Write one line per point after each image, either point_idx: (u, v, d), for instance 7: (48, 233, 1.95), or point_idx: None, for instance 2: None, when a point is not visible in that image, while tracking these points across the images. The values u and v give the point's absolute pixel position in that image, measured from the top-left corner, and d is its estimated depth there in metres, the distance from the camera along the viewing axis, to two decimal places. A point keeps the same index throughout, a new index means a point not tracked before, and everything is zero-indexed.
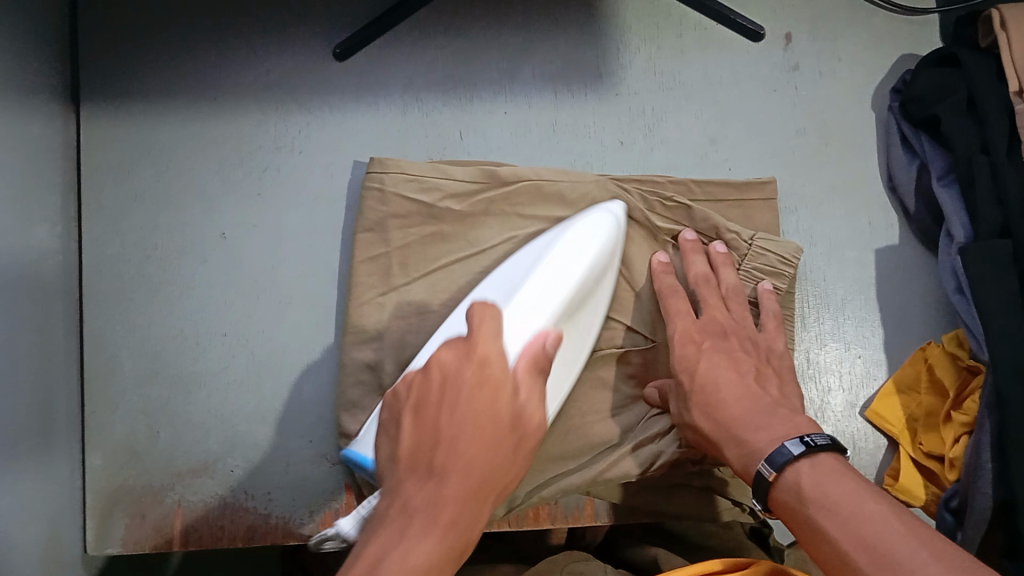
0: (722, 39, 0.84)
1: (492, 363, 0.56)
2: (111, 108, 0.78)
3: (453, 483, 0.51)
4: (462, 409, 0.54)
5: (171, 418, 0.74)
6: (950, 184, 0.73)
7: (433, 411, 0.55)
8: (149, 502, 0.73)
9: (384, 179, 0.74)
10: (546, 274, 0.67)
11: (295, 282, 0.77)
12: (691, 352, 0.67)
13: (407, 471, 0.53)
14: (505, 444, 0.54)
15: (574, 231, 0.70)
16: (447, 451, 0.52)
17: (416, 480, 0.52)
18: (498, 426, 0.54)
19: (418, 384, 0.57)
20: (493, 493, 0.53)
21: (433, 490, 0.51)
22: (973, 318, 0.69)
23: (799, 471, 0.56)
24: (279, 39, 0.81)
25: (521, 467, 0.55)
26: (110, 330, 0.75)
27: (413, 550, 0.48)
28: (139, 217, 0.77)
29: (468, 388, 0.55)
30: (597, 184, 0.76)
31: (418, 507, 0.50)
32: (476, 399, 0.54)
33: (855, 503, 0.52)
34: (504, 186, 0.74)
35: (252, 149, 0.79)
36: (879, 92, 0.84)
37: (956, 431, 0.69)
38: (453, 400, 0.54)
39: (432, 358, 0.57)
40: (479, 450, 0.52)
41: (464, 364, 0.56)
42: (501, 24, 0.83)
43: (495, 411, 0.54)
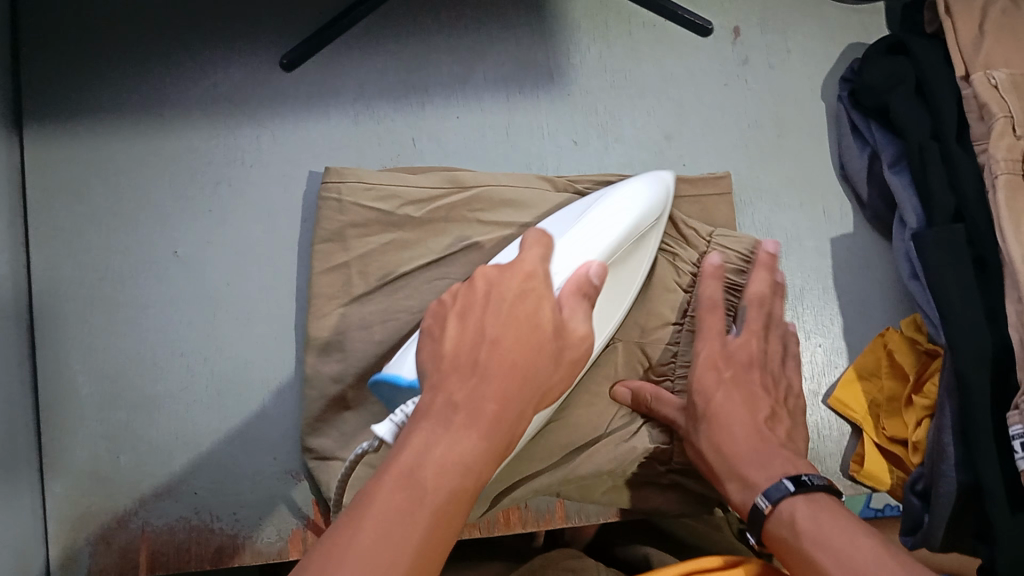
0: (671, 36, 0.84)
1: (537, 278, 0.54)
2: (58, 128, 0.77)
3: (496, 381, 0.47)
4: (510, 317, 0.51)
5: (133, 441, 0.73)
6: (901, 171, 0.73)
7: (478, 315, 0.51)
8: (114, 528, 0.71)
9: (341, 189, 0.73)
10: (599, 218, 0.65)
11: (254, 298, 0.76)
12: (709, 378, 0.66)
13: (448, 370, 0.48)
14: (549, 355, 0.51)
15: (622, 188, 0.69)
16: (492, 351, 0.49)
17: (458, 376, 0.48)
18: (542, 332, 0.51)
19: (461, 295, 0.53)
20: (532, 398, 0.49)
21: (477, 385, 0.47)
22: (929, 303, 0.69)
23: (792, 506, 0.56)
24: (227, 52, 0.80)
25: (562, 377, 0.52)
26: (67, 354, 0.74)
27: (456, 450, 0.44)
28: (90, 238, 0.76)
29: (514, 299, 0.52)
30: (550, 190, 0.76)
31: (460, 405, 0.46)
32: (520, 305, 0.51)
33: (841, 540, 0.52)
34: (462, 189, 0.75)
35: (203, 165, 0.78)
36: (828, 84, 0.84)
37: (918, 415, 0.70)
38: (501, 312, 0.51)
39: (476, 272, 0.54)
40: (525, 349, 0.49)
41: (508, 278, 0.53)
42: (450, 28, 0.82)
43: (538, 320, 0.51)
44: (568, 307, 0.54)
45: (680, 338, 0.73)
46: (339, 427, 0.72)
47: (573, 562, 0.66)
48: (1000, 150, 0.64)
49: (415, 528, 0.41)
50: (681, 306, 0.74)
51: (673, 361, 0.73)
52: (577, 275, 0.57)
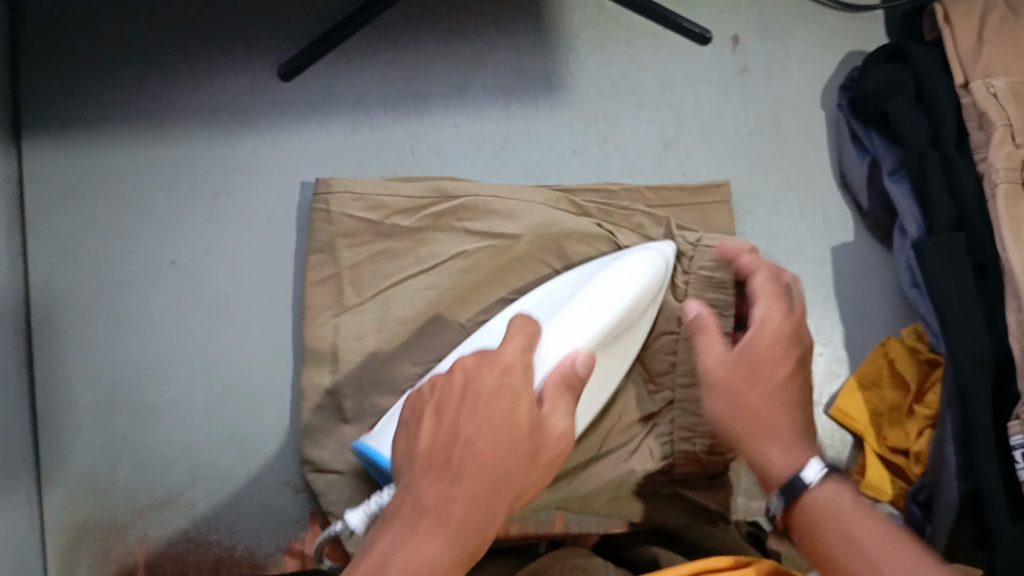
0: (671, 44, 0.84)
1: (517, 372, 0.52)
2: (56, 139, 0.77)
3: (468, 485, 0.46)
4: (490, 415, 0.49)
5: (131, 452, 0.73)
6: (901, 179, 0.73)
7: (453, 414, 0.49)
8: (111, 539, 0.71)
9: (329, 199, 0.73)
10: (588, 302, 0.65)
11: (252, 308, 0.76)
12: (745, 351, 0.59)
13: (419, 470, 0.47)
14: (527, 453, 0.49)
15: (618, 266, 0.68)
16: (465, 452, 0.47)
17: (429, 477, 0.47)
18: (520, 428, 0.49)
19: (439, 386, 0.52)
20: (505, 500, 0.47)
21: (447, 488, 0.46)
22: (930, 311, 0.68)
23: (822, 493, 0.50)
24: (225, 62, 0.80)
25: (543, 476, 0.50)
26: (64, 365, 0.74)
27: (420, 553, 0.43)
28: (88, 248, 0.76)
29: (494, 398, 0.50)
30: (545, 208, 0.75)
31: (428, 508, 0.45)
32: (496, 402, 0.49)
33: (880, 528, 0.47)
34: (453, 200, 0.74)
35: (201, 174, 0.78)
36: (827, 92, 0.84)
37: (919, 425, 0.70)
38: (479, 411, 0.49)
39: (455, 362, 0.52)
40: (502, 448, 0.48)
41: (487, 369, 0.51)
42: (449, 37, 0.82)
43: (517, 417, 0.49)
44: (547, 402, 0.52)
45: (676, 347, 0.71)
46: (337, 438, 0.71)
47: (580, 562, 0.63)
48: (1001, 158, 0.64)
49: None
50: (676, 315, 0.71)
51: (670, 371, 0.72)
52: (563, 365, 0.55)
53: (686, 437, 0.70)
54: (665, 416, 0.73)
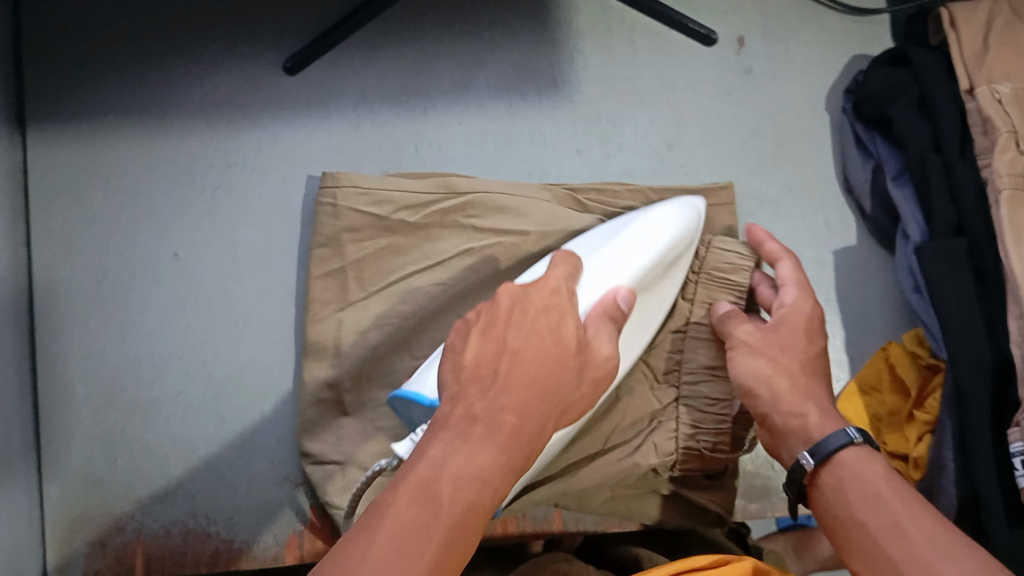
0: (675, 45, 0.84)
1: (561, 294, 0.52)
2: (59, 130, 0.77)
3: (517, 393, 0.46)
4: (536, 333, 0.49)
5: (130, 444, 0.73)
6: (904, 183, 0.73)
7: (500, 330, 0.49)
8: (110, 530, 0.71)
9: (336, 193, 0.73)
10: (626, 244, 0.66)
11: (252, 302, 0.76)
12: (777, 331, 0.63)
13: (468, 382, 0.47)
14: (573, 368, 0.49)
15: (652, 211, 0.69)
16: (513, 362, 0.47)
17: (478, 387, 0.46)
18: (565, 344, 0.49)
19: (484, 310, 0.51)
20: (551, 413, 0.48)
21: (496, 398, 0.46)
22: (931, 317, 0.69)
23: (855, 455, 0.52)
24: (229, 56, 0.80)
25: (586, 394, 0.50)
26: (64, 356, 0.74)
27: (474, 461, 0.43)
28: (89, 240, 0.76)
29: (539, 318, 0.49)
30: (551, 204, 0.75)
31: (480, 416, 0.45)
32: (541, 320, 0.49)
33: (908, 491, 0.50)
34: (458, 195, 0.74)
35: (203, 168, 0.78)
36: (831, 94, 0.84)
37: (920, 430, 0.70)
38: (524, 330, 0.49)
39: (500, 286, 0.52)
40: (547, 363, 0.47)
41: (531, 295, 0.51)
42: (453, 34, 0.82)
43: (561, 334, 0.49)
44: (593, 327, 0.53)
45: (684, 345, 0.71)
46: (336, 431, 0.71)
47: (564, 564, 0.64)
48: (1004, 164, 0.64)
49: (430, 542, 0.40)
50: (686, 313, 0.71)
51: (677, 368, 0.72)
52: (606, 298, 0.57)
53: (692, 434, 0.70)
54: (669, 413, 0.71)
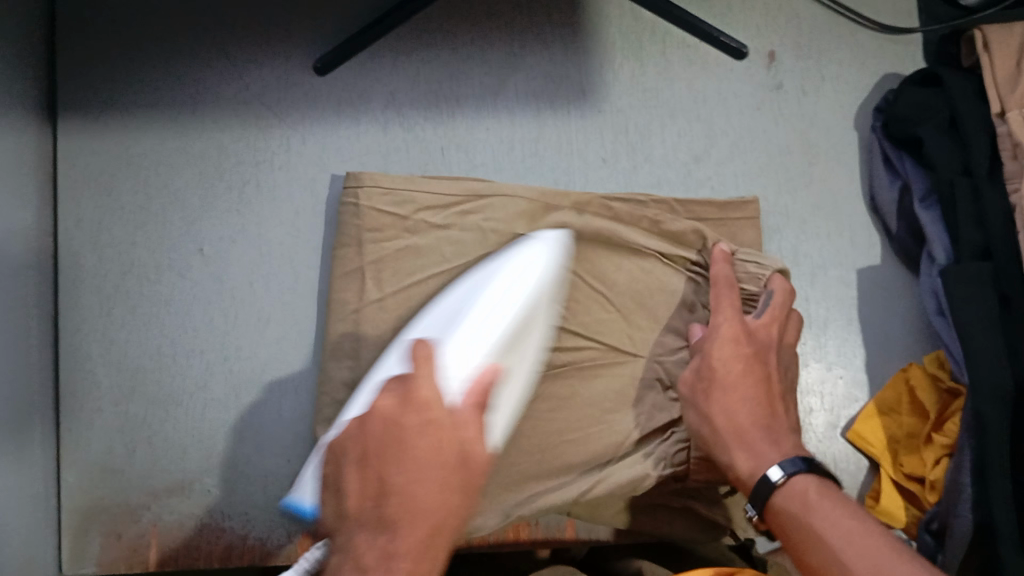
0: (706, 57, 0.83)
1: (434, 401, 0.49)
2: (90, 122, 0.78)
3: (407, 537, 0.46)
4: (419, 465, 0.47)
5: (149, 436, 0.74)
6: (931, 206, 0.73)
7: (375, 466, 0.48)
8: (124, 521, 0.72)
9: (359, 193, 0.74)
10: (479, 315, 0.62)
11: (274, 300, 0.77)
12: (727, 352, 0.65)
13: (358, 528, 0.47)
14: (456, 488, 0.48)
15: (512, 264, 0.67)
16: (398, 502, 0.46)
17: (368, 534, 0.47)
18: (449, 465, 0.48)
19: (359, 435, 0.50)
20: (445, 540, 0.47)
21: (385, 543, 0.46)
22: (954, 340, 0.68)
23: (790, 491, 0.58)
24: (258, 54, 0.80)
25: (474, 504, 0.49)
26: (87, 346, 0.75)
27: None
28: (116, 232, 0.76)
29: (419, 442, 0.48)
30: (569, 212, 0.74)
31: (371, 568, 0.45)
32: (420, 439, 0.48)
33: (835, 514, 0.56)
34: (480, 199, 0.74)
35: (230, 165, 0.78)
36: (863, 112, 0.83)
37: (937, 453, 0.70)
38: (406, 462, 0.47)
39: (371, 406, 0.50)
40: (435, 496, 0.47)
41: (404, 410, 0.49)
42: (483, 40, 0.82)
43: (443, 452, 0.48)
44: (466, 421, 0.50)
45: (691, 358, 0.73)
46: None
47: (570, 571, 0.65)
48: None
49: None
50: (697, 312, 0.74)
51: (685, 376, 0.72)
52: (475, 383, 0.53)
53: None
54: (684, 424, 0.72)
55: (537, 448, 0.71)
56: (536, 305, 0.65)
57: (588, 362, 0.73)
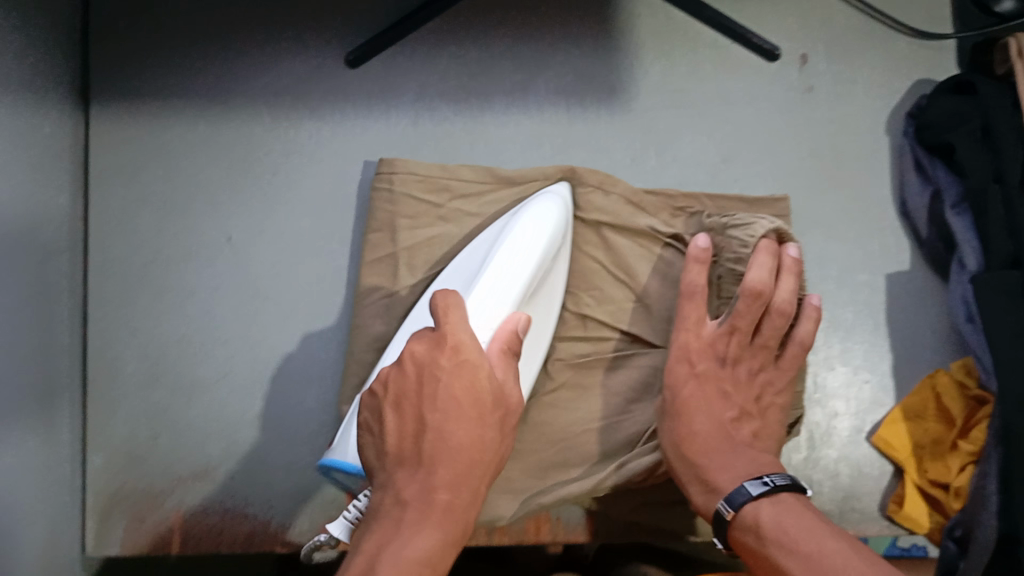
0: (738, 58, 0.83)
1: (467, 349, 0.54)
2: (123, 109, 0.78)
3: (445, 475, 0.52)
4: (454, 404, 0.53)
5: (174, 422, 0.74)
6: (962, 212, 0.72)
7: (413, 404, 0.54)
8: (148, 506, 0.72)
9: (393, 179, 0.75)
10: (506, 257, 0.63)
11: (301, 290, 0.77)
12: (679, 371, 0.68)
13: (395, 464, 0.53)
14: (493, 421, 0.54)
15: (526, 212, 0.67)
16: (435, 441, 0.52)
17: (408, 471, 0.52)
18: (483, 400, 0.54)
19: (393, 377, 0.55)
20: (479, 475, 0.54)
21: (424, 480, 0.52)
22: (983, 349, 0.69)
23: (750, 516, 0.59)
24: (291, 45, 0.80)
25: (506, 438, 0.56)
26: (115, 332, 0.75)
27: (414, 545, 0.50)
28: (146, 219, 0.77)
29: (455, 382, 0.53)
30: (596, 190, 0.75)
31: (410, 500, 0.51)
32: (458, 381, 0.53)
33: (798, 523, 0.57)
34: (513, 184, 0.75)
35: (261, 155, 0.79)
36: (894, 116, 0.83)
37: (963, 461, 0.70)
38: (443, 400, 0.53)
39: (405, 351, 0.55)
40: (469, 431, 0.53)
41: (440, 351, 0.54)
42: (514, 37, 0.82)
43: (478, 392, 0.54)
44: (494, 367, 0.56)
45: None
46: None
47: None
48: None
49: None
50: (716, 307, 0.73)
51: None
52: (505, 329, 0.58)
53: None
54: None
55: (561, 439, 0.72)
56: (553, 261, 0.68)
57: (613, 354, 0.74)
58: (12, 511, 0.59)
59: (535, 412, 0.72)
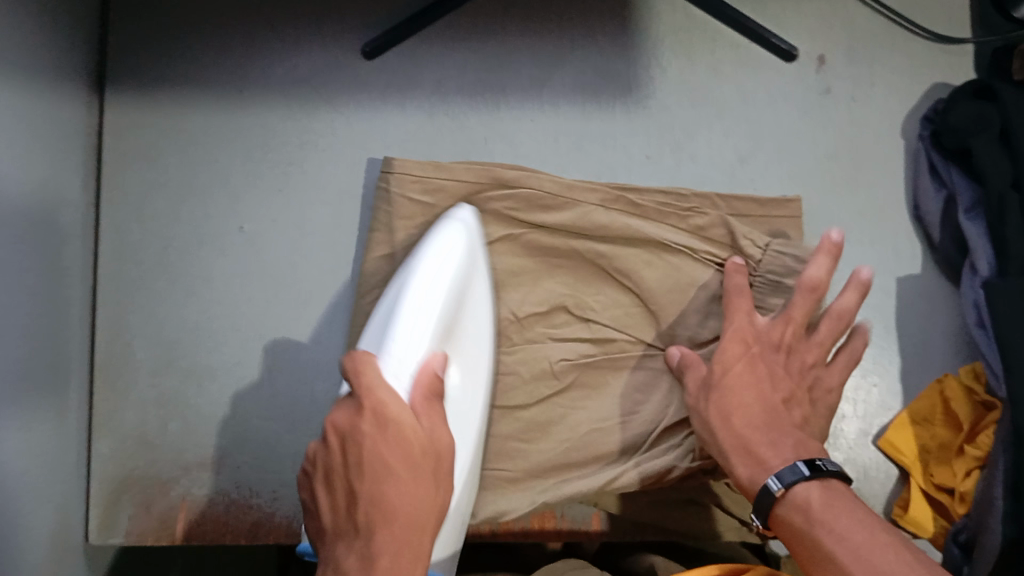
0: (756, 58, 0.83)
1: (388, 409, 0.56)
2: (140, 95, 0.78)
3: (387, 533, 0.53)
4: (383, 465, 0.55)
5: (183, 410, 0.74)
6: (977, 218, 0.72)
7: (344, 478, 0.56)
8: (155, 494, 0.73)
9: (391, 180, 0.73)
10: (418, 293, 0.61)
11: (313, 281, 0.77)
12: (733, 349, 0.66)
13: (340, 540, 0.55)
14: (429, 474, 0.56)
15: (435, 242, 0.65)
16: (372, 504, 0.54)
17: (348, 538, 0.54)
18: (414, 457, 0.55)
19: (327, 458, 0.57)
20: (426, 533, 0.54)
21: (364, 545, 0.53)
22: (994, 354, 0.68)
23: (801, 497, 0.57)
24: (309, 35, 0.80)
25: (446, 495, 0.57)
26: (126, 317, 0.75)
27: None
28: (160, 205, 0.77)
29: (380, 444, 0.55)
30: (596, 208, 0.73)
31: (353, 571, 0.52)
32: (388, 447, 0.55)
33: (860, 517, 0.54)
34: (506, 188, 0.73)
35: (276, 144, 0.78)
36: (911, 120, 0.83)
37: (968, 465, 0.70)
38: (371, 464, 0.55)
39: (330, 425, 0.58)
40: (404, 486, 0.54)
41: (361, 418, 0.56)
42: (533, 32, 0.82)
43: (408, 449, 0.55)
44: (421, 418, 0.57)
45: None
46: None
47: None
48: None
49: None
50: None
51: None
52: (424, 369, 0.59)
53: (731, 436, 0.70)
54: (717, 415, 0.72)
55: (568, 438, 0.72)
56: (476, 276, 0.66)
57: (619, 354, 0.73)
58: (19, 494, 0.59)
59: (541, 410, 0.72)
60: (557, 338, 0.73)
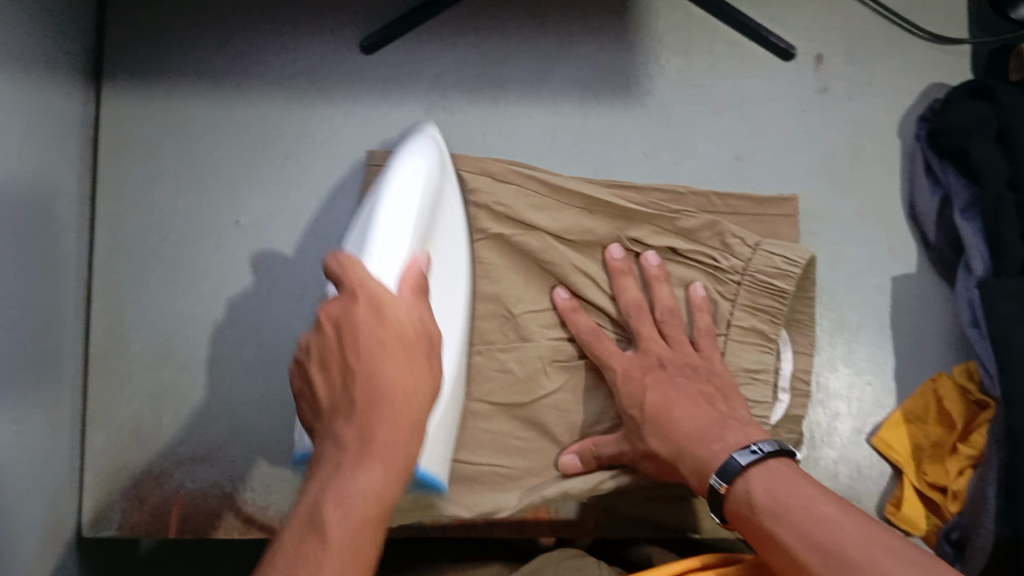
0: (755, 56, 0.83)
1: (382, 298, 0.49)
2: (137, 87, 0.78)
3: (385, 415, 0.46)
4: (378, 344, 0.48)
5: (177, 402, 0.74)
6: (972, 217, 0.72)
7: (335, 364, 0.48)
8: (147, 486, 0.72)
9: None
10: (393, 200, 0.60)
11: (310, 274, 0.76)
12: (636, 387, 0.66)
13: (331, 420, 0.48)
14: (425, 358, 0.49)
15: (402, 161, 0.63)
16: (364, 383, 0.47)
17: (340, 421, 0.47)
18: (411, 339, 0.49)
19: (314, 344, 0.50)
20: (423, 414, 0.48)
21: (360, 429, 0.46)
22: (987, 352, 0.69)
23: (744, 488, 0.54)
24: (307, 27, 0.80)
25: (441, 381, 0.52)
26: (122, 309, 0.75)
27: (361, 485, 0.44)
28: (157, 197, 0.77)
29: (374, 325, 0.48)
30: (580, 212, 0.73)
31: (348, 450, 0.46)
32: (382, 330, 0.48)
33: (798, 485, 0.53)
34: (492, 180, 0.73)
35: (274, 136, 0.78)
36: (909, 119, 0.83)
37: (961, 464, 0.70)
38: (365, 343, 0.48)
39: (320, 316, 0.50)
40: (403, 366, 0.47)
41: (355, 304, 0.49)
42: (531, 27, 0.82)
43: (403, 333, 0.49)
44: (410, 306, 0.51)
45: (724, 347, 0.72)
46: None
47: (574, 561, 0.64)
48: None
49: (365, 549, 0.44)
50: (727, 316, 0.72)
51: None
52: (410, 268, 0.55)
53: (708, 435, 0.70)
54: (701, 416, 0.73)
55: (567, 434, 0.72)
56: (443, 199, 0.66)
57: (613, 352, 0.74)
58: (10, 484, 0.59)
59: (536, 407, 0.72)
60: (550, 337, 0.73)
